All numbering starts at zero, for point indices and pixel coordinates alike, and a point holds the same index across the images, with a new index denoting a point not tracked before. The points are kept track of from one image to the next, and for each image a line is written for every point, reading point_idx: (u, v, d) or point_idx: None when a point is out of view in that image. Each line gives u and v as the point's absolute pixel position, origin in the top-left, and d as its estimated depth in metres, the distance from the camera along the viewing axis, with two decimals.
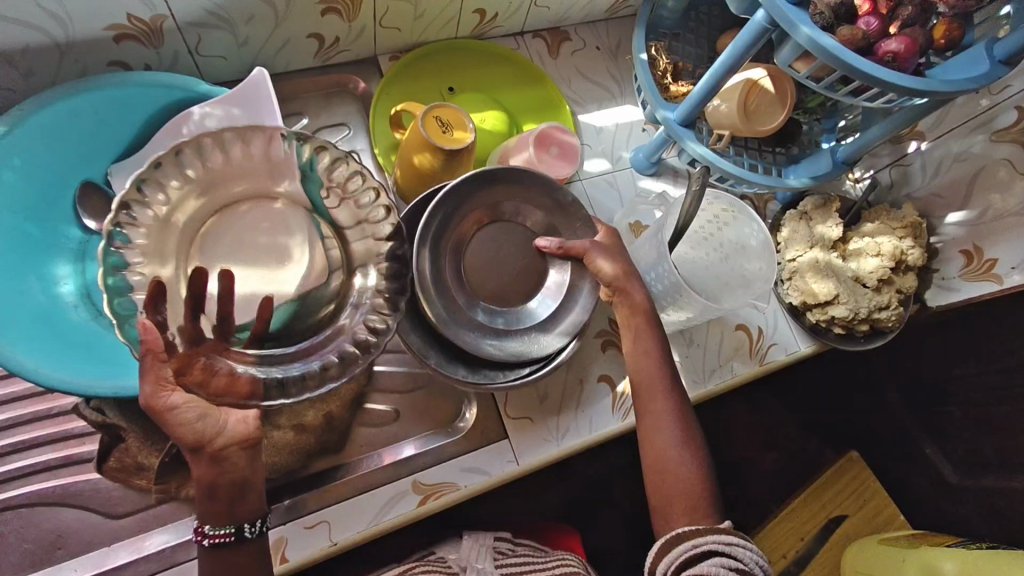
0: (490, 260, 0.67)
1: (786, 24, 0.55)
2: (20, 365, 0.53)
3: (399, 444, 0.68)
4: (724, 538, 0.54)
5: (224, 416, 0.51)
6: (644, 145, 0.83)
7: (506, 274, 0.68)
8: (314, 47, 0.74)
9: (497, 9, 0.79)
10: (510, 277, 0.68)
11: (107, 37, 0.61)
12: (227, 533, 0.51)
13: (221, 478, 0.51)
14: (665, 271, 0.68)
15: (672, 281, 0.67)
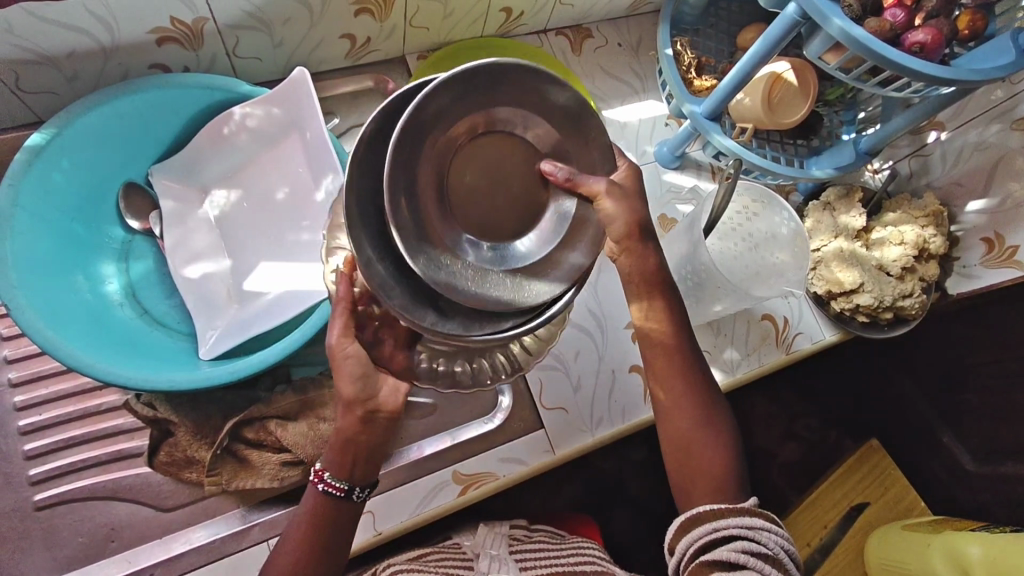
0: (473, 185, 0.46)
1: (818, 16, 0.56)
2: (82, 363, 0.54)
3: (424, 439, 0.69)
4: (746, 521, 0.52)
5: (381, 382, 0.53)
6: (668, 140, 0.85)
7: (495, 198, 0.47)
8: (345, 48, 0.75)
9: (523, 8, 0.80)
10: (500, 205, 0.47)
11: (150, 40, 0.62)
12: (340, 487, 0.52)
13: (360, 436, 0.52)
14: (698, 263, 0.70)
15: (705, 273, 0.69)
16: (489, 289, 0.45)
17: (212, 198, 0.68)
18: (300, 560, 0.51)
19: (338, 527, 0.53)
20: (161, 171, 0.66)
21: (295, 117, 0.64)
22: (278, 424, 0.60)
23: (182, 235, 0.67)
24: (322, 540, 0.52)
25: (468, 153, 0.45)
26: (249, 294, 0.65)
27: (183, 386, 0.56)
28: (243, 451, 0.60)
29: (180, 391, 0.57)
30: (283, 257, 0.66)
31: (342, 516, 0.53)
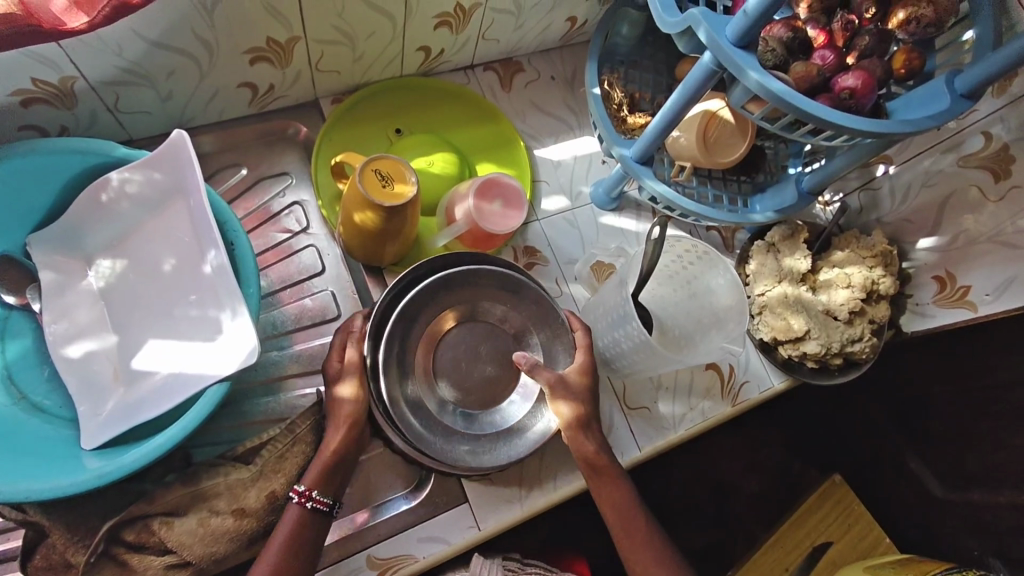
0: (459, 356, 0.66)
1: (734, 68, 0.51)
2: None
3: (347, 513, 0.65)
4: None
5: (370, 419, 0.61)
6: (604, 180, 0.80)
7: (475, 377, 0.66)
8: (247, 97, 0.70)
9: (442, 46, 0.75)
10: (479, 380, 0.66)
11: (13, 103, 0.57)
12: (327, 501, 0.56)
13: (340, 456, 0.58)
14: (631, 329, 0.65)
15: (639, 336, 0.64)
16: (467, 444, 0.61)
17: (97, 267, 0.63)
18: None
19: (315, 541, 0.55)
20: (38, 241, 0.61)
21: (176, 181, 0.59)
22: (163, 523, 0.55)
23: (62, 311, 0.61)
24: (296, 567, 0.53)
25: (452, 335, 0.65)
26: (137, 373, 0.60)
27: (44, 493, 0.51)
28: (124, 556, 0.54)
29: (45, 498, 0.52)
30: (173, 334, 0.60)
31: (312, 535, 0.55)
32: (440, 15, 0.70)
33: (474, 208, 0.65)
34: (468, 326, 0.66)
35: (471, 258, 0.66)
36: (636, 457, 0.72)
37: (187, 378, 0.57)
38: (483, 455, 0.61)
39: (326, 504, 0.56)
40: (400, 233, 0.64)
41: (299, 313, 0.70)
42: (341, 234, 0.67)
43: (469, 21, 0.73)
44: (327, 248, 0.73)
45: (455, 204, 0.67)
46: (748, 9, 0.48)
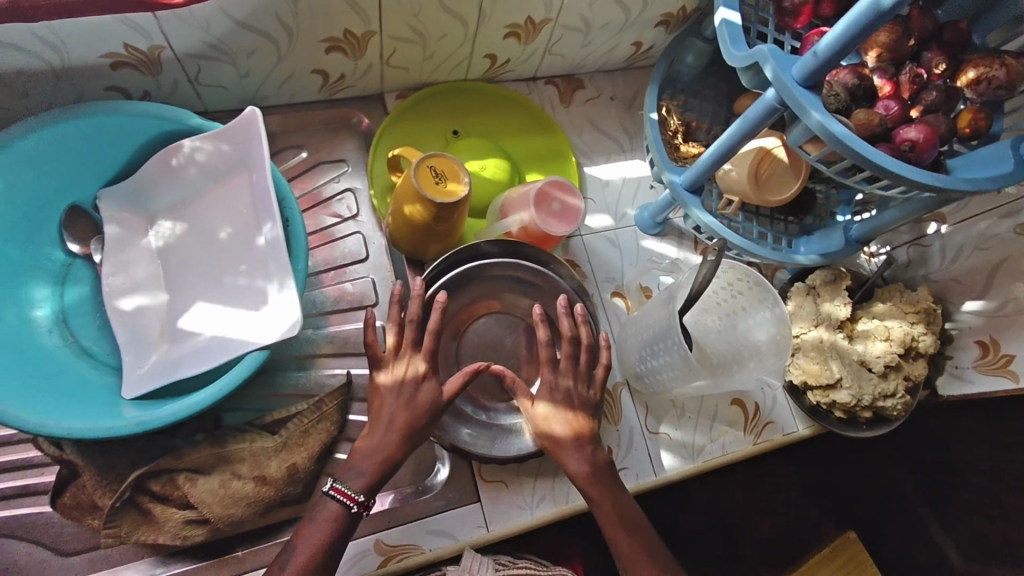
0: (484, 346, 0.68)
1: (796, 106, 0.51)
2: None
3: (388, 491, 0.66)
4: None
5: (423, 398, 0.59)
6: (651, 204, 0.81)
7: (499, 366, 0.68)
8: (317, 83, 0.73)
9: (509, 55, 0.77)
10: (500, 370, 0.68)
11: (104, 64, 0.60)
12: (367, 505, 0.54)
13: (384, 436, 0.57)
14: (676, 347, 0.64)
15: (676, 353, 0.64)
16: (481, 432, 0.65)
17: (157, 228, 0.66)
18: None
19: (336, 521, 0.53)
20: (106, 196, 0.64)
21: (243, 154, 0.62)
22: (188, 478, 0.57)
23: (121, 265, 0.64)
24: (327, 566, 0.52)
25: (483, 321, 0.68)
26: (182, 332, 0.63)
27: (86, 433, 0.53)
28: (148, 505, 0.56)
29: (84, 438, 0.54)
30: (219, 299, 0.63)
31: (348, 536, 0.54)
32: (510, 26, 0.72)
33: (533, 217, 0.66)
34: (499, 317, 0.69)
35: (512, 261, 0.68)
36: (650, 481, 0.72)
37: (228, 342, 0.59)
38: (496, 444, 0.64)
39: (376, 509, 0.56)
40: (447, 230, 0.66)
41: (339, 296, 0.72)
42: (390, 226, 0.69)
43: (539, 34, 0.75)
44: (374, 236, 0.75)
45: (512, 210, 0.68)
46: (818, 51, 0.49)
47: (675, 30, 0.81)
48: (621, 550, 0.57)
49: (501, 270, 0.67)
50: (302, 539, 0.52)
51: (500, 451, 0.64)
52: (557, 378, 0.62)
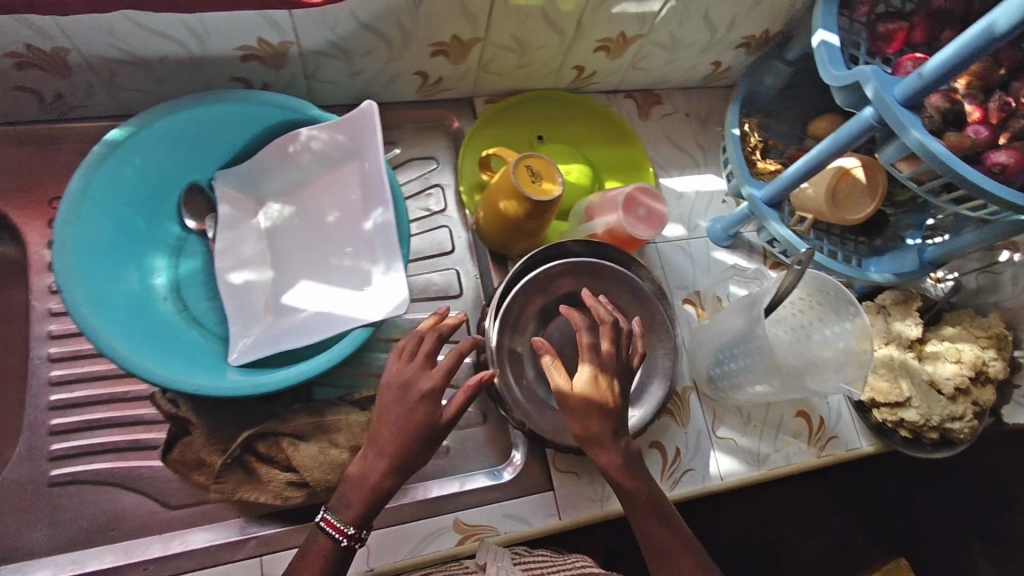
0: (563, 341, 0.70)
1: (895, 125, 0.54)
2: (116, 352, 0.55)
3: (427, 481, 0.68)
4: None
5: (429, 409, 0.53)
6: (724, 217, 0.83)
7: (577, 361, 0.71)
8: (417, 84, 0.77)
9: (596, 68, 0.81)
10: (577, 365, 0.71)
11: (236, 56, 0.66)
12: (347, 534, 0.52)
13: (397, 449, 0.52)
14: (764, 349, 0.67)
15: (760, 352, 0.68)
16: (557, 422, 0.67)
17: (266, 209, 0.71)
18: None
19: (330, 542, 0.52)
20: (224, 177, 0.69)
21: (356, 143, 0.66)
22: (290, 443, 0.61)
23: (232, 242, 0.69)
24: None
25: (566, 317, 0.71)
26: (286, 307, 0.67)
27: (209, 390, 0.57)
28: (254, 465, 0.60)
29: (203, 395, 0.58)
30: (324, 279, 0.67)
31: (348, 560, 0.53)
32: (602, 41, 0.76)
33: (623, 220, 0.69)
34: (580, 313, 0.71)
35: (597, 262, 0.70)
36: (716, 484, 0.74)
37: (335, 318, 0.63)
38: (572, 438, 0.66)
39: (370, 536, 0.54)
40: (537, 226, 0.69)
41: (426, 286, 0.76)
42: (480, 220, 0.73)
43: (628, 49, 0.79)
44: (459, 231, 0.79)
45: (597, 213, 0.72)
46: (923, 73, 0.51)
47: (754, 53, 0.83)
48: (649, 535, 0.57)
49: (587, 269, 0.69)
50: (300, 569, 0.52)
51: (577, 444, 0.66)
52: (600, 359, 0.57)
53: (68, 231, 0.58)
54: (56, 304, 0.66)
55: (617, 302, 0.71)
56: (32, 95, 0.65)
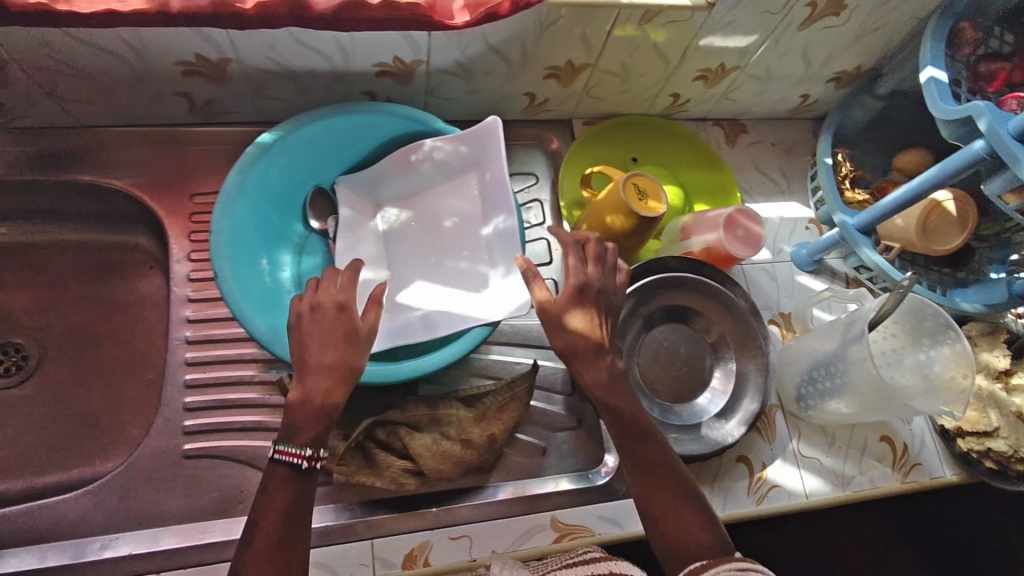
0: (658, 351, 0.75)
1: (1008, 157, 0.57)
2: (264, 334, 0.60)
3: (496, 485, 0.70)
4: (735, 564, 0.49)
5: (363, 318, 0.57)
6: (809, 243, 0.86)
7: (671, 371, 0.74)
8: (524, 104, 0.82)
9: (691, 95, 0.85)
10: (671, 376, 0.74)
11: (371, 72, 0.72)
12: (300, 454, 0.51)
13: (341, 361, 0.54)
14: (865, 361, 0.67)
15: (862, 375, 0.68)
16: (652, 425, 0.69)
17: (384, 213, 0.76)
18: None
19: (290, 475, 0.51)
20: (348, 181, 0.74)
21: (479, 154, 0.71)
22: (407, 432, 0.64)
23: (352, 240, 0.73)
24: (293, 524, 0.49)
25: (661, 329, 0.75)
26: (400, 305, 0.70)
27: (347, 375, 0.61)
28: (374, 451, 0.64)
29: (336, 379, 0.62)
30: (442, 280, 0.72)
31: (308, 489, 0.51)
32: (702, 70, 0.80)
33: (722, 238, 0.72)
34: (675, 326, 0.76)
35: (696, 278, 0.73)
36: (802, 501, 0.75)
37: (454, 316, 0.67)
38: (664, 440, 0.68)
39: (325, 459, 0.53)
40: (638, 241, 0.73)
41: None
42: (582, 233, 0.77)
43: (724, 79, 0.83)
44: (556, 244, 0.82)
45: (693, 232, 0.76)
46: None
47: (844, 87, 0.88)
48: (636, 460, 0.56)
49: (686, 284, 0.73)
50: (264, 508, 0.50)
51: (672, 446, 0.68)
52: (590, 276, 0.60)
53: (223, 223, 0.64)
54: (193, 291, 0.72)
55: (713, 318, 0.74)
56: (189, 99, 0.72)
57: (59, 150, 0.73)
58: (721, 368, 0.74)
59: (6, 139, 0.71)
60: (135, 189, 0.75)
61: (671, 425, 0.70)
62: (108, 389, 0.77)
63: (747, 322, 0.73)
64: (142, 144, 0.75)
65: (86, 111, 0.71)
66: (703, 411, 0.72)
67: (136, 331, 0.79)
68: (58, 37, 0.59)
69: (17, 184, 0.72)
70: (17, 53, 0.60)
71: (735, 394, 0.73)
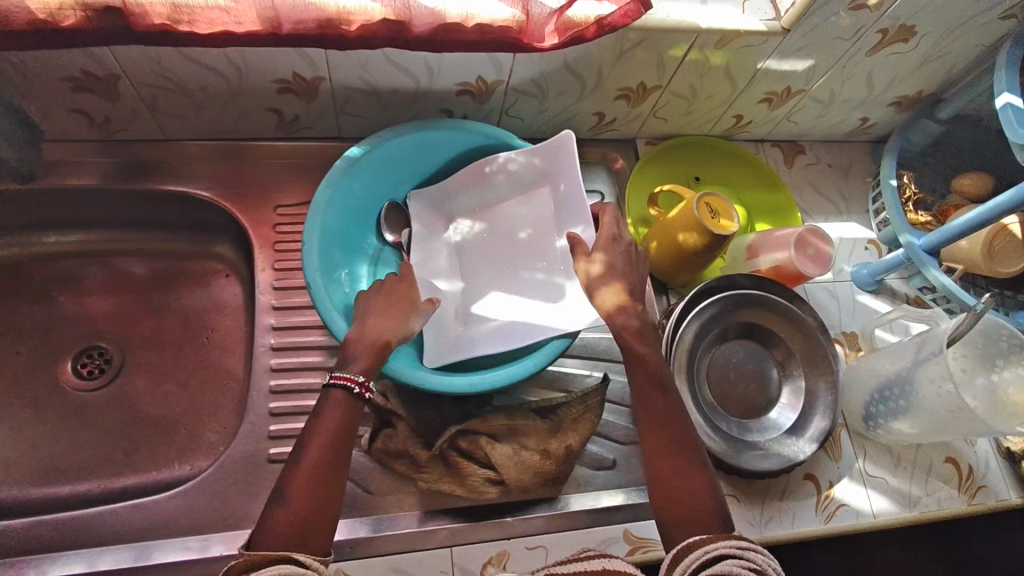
0: (727, 366, 0.76)
1: None
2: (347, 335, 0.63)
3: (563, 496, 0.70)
4: (735, 541, 0.51)
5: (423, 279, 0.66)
6: (870, 263, 0.87)
7: (740, 388, 0.75)
8: (592, 123, 0.85)
9: (754, 117, 0.87)
10: (739, 393, 0.75)
11: (453, 91, 0.75)
12: (353, 380, 0.57)
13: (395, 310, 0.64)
14: (941, 379, 0.68)
15: (943, 395, 0.68)
16: (724, 442, 0.70)
17: (456, 225, 0.78)
18: (304, 503, 0.51)
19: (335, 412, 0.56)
20: (420, 196, 0.77)
21: (551, 168, 0.73)
22: (488, 441, 0.66)
23: (428, 253, 0.77)
24: (334, 462, 0.53)
25: (730, 345, 0.76)
26: (476, 316, 0.73)
27: (429, 384, 0.62)
28: (457, 459, 0.65)
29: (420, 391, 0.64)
30: (515, 289, 0.73)
31: (356, 418, 0.56)
32: (768, 94, 0.82)
33: (793, 257, 0.74)
34: (744, 343, 0.77)
35: (763, 294, 0.74)
36: (870, 521, 0.75)
37: (531, 327, 0.69)
38: (734, 458, 0.69)
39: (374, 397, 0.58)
40: (709, 257, 0.74)
41: None
42: (650, 249, 0.79)
43: (788, 102, 0.85)
44: None
45: (761, 250, 0.77)
46: None
47: (905, 111, 0.89)
48: (652, 415, 0.59)
49: (753, 301, 0.74)
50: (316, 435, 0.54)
51: (744, 464, 0.69)
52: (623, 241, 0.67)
53: (314, 232, 0.66)
54: (277, 300, 0.75)
55: (782, 336, 0.76)
56: (278, 115, 0.75)
57: (153, 161, 0.76)
58: (790, 385, 0.75)
59: (104, 150, 0.75)
60: (221, 200, 0.77)
61: (742, 443, 0.71)
62: (185, 394, 0.79)
63: (817, 339, 0.74)
64: (229, 157, 0.78)
65: (181, 125, 0.75)
66: (774, 428, 0.73)
67: (215, 338, 0.81)
68: (169, 54, 0.63)
69: (112, 193, 0.75)
70: (129, 69, 0.64)
71: (805, 413, 0.73)
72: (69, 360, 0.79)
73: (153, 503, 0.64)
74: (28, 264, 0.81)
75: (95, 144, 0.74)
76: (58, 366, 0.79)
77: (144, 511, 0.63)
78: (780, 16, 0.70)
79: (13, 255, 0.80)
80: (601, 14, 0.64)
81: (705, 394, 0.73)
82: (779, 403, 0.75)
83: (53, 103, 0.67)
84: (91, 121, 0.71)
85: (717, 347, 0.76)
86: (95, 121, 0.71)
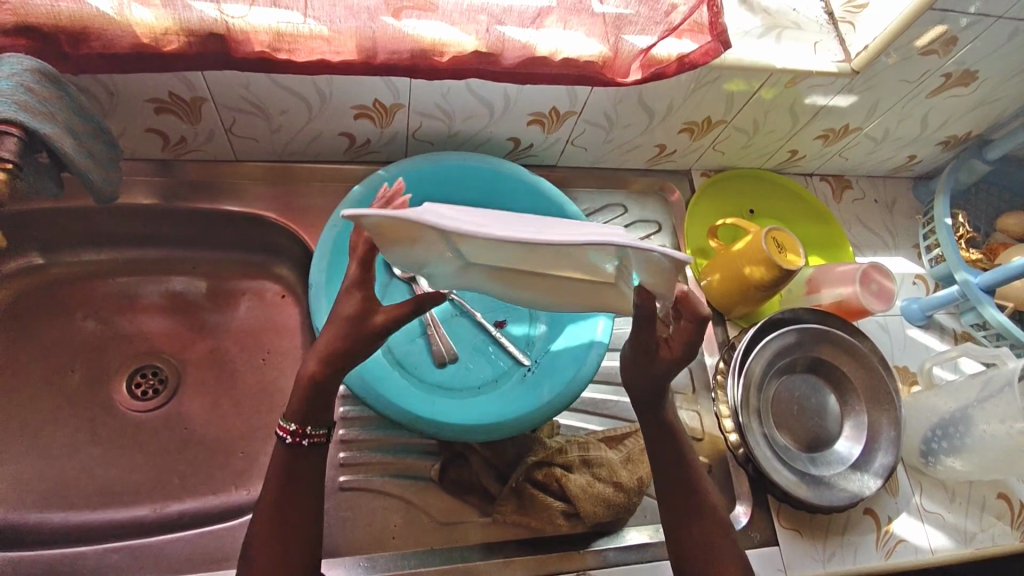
0: (792, 398, 0.76)
1: None
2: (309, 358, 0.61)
3: (628, 529, 0.70)
4: None
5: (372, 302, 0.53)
6: (920, 298, 0.88)
7: (806, 421, 0.75)
8: (651, 155, 0.86)
9: (808, 152, 0.89)
10: (806, 426, 0.75)
11: (524, 120, 0.75)
12: (284, 429, 0.54)
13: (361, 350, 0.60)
14: (1012, 419, 0.69)
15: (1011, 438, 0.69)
16: (791, 476, 0.71)
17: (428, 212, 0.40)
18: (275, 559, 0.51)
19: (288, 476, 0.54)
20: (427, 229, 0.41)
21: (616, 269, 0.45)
22: (562, 472, 0.66)
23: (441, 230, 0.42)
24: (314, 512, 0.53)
25: (795, 378, 0.77)
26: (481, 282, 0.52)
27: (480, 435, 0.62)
28: (531, 493, 0.66)
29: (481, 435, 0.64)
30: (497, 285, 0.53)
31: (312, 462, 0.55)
32: (824, 131, 0.84)
33: (858, 293, 0.77)
34: (807, 376, 0.77)
35: (820, 330, 0.76)
36: (928, 557, 0.75)
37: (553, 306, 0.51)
38: (804, 493, 0.70)
39: (320, 438, 0.55)
40: (774, 291, 0.75)
41: None
42: (712, 281, 0.80)
43: (843, 139, 0.86)
44: None
45: (821, 284, 0.80)
46: None
47: (951, 150, 0.92)
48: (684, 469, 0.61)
49: (810, 335, 0.76)
50: (284, 479, 0.54)
51: (814, 499, 0.69)
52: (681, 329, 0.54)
53: (320, 273, 0.66)
54: None
55: (842, 369, 0.77)
56: (349, 139, 0.75)
57: (218, 182, 0.76)
58: (852, 419, 0.76)
59: (172, 170, 0.74)
60: (285, 221, 0.77)
61: (810, 478, 0.71)
62: (240, 416, 0.75)
63: (878, 375, 0.76)
64: (296, 181, 0.79)
65: (252, 147, 0.74)
66: (842, 463, 0.73)
67: (271, 360, 0.79)
68: (259, 80, 0.63)
69: (174, 212, 0.75)
70: (214, 93, 0.64)
71: (868, 450, 0.74)
72: (123, 381, 0.75)
73: (226, 530, 0.63)
74: (84, 280, 0.78)
75: (164, 164, 0.74)
76: (109, 385, 0.75)
77: (215, 539, 0.62)
78: (850, 58, 0.72)
79: (71, 270, 0.78)
80: (683, 51, 0.64)
81: (772, 426, 0.74)
82: (845, 437, 0.75)
83: (130, 123, 0.67)
84: (166, 141, 0.71)
85: (782, 380, 0.76)
86: (169, 142, 0.71)
